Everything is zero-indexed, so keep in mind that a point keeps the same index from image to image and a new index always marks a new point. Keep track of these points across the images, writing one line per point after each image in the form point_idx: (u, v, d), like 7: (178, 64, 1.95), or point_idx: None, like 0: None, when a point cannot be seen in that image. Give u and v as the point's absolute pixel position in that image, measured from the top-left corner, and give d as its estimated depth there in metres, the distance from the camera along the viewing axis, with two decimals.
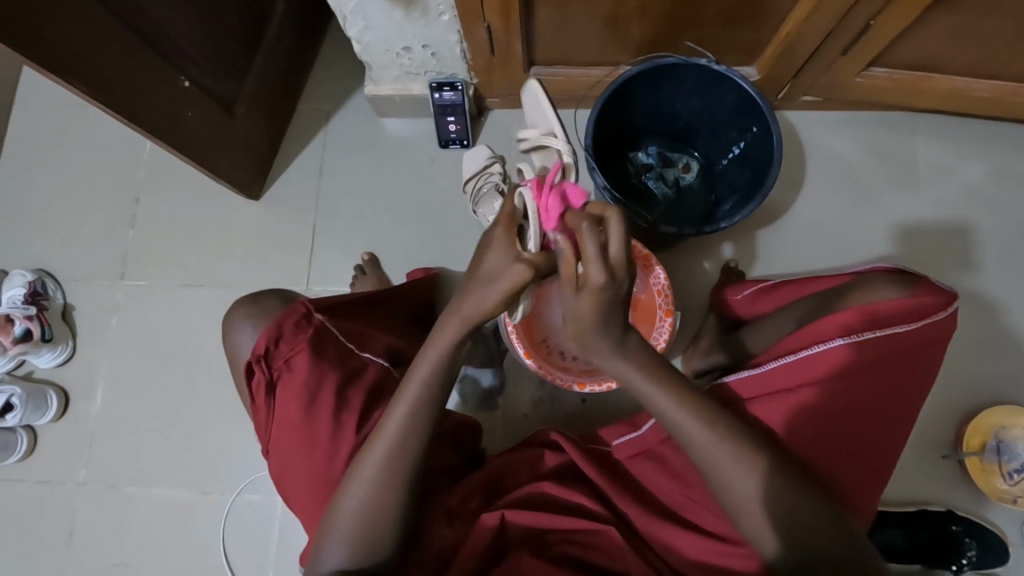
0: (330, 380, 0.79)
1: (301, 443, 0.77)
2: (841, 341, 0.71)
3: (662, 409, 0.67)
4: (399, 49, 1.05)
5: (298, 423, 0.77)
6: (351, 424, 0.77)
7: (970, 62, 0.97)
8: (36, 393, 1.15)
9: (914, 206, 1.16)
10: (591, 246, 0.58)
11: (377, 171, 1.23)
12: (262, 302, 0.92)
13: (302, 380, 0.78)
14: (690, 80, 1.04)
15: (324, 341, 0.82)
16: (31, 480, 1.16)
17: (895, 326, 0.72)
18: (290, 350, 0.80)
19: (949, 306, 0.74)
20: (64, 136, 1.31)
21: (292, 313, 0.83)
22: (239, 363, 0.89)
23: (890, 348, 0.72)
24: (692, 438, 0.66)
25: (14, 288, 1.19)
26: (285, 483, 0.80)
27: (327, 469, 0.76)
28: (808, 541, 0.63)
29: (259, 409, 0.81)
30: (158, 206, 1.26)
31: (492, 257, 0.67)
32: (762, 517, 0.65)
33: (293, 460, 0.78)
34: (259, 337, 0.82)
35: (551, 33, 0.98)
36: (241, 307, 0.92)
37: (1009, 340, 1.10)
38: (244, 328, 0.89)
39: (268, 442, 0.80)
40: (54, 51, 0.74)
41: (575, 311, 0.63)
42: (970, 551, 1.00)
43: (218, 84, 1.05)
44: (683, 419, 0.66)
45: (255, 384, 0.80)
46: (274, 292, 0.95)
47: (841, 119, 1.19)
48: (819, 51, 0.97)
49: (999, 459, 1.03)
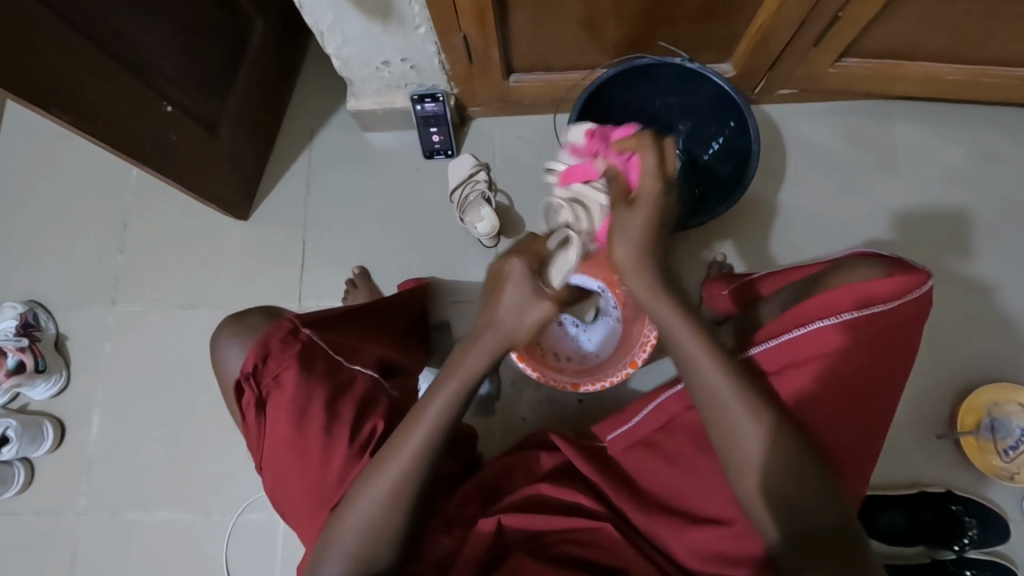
0: (319, 395, 0.79)
1: (293, 459, 0.77)
2: (824, 322, 0.72)
3: (699, 363, 0.69)
4: (379, 62, 1.06)
5: (288, 438, 0.78)
6: (343, 436, 0.77)
7: (939, 47, 0.99)
8: (32, 425, 1.15)
9: (896, 191, 1.17)
10: (649, 160, 0.70)
11: (364, 184, 1.24)
12: (246, 319, 0.92)
13: (292, 396, 0.78)
14: (667, 78, 1.07)
15: (313, 356, 0.82)
16: (30, 513, 1.15)
17: (874, 303, 0.73)
18: (278, 367, 0.81)
19: (926, 283, 0.74)
20: (50, 166, 1.31)
21: (280, 329, 0.84)
22: (228, 381, 0.90)
23: (872, 326, 0.72)
24: (710, 394, 0.68)
25: (5, 320, 1.19)
26: (280, 499, 0.80)
27: (320, 483, 0.76)
28: (803, 522, 0.63)
29: (250, 427, 0.82)
30: (147, 231, 1.26)
31: (515, 294, 0.68)
32: (760, 504, 0.66)
33: (287, 476, 0.78)
34: (248, 355, 0.83)
35: (528, 39, 1.00)
36: (227, 326, 0.92)
37: (998, 318, 1.12)
38: (231, 346, 0.89)
39: (262, 459, 0.81)
40: (36, 81, 0.75)
41: (627, 230, 0.71)
42: (972, 529, 1.01)
43: (201, 106, 1.06)
44: (708, 371, 0.68)
45: (245, 402, 0.81)
46: (259, 309, 0.95)
47: (819, 109, 1.21)
48: (791, 44, 0.99)
49: (994, 436, 1.03)
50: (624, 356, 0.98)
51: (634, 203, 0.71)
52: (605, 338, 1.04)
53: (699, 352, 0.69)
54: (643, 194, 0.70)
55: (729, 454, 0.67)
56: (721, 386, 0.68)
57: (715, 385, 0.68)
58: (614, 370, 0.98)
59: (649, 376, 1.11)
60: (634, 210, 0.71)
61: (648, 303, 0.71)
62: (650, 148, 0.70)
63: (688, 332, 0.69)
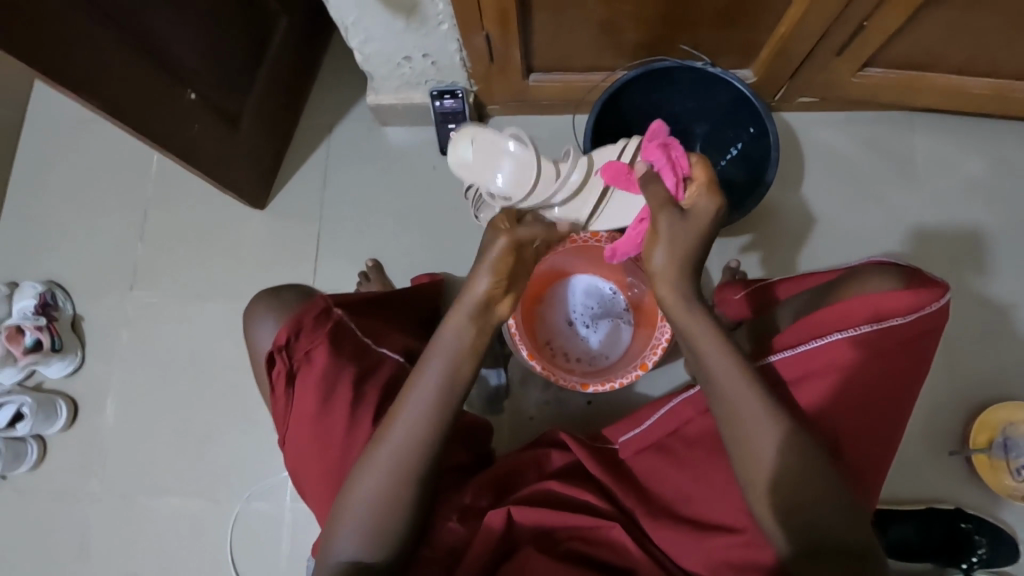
0: (348, 374, 0.80)
1: (318, 434, 0.78)
2: (839, 335, 0.72)
3: (729, 382, 0.67)
4: (400, 58, 1.07)
5: (314, 413, 0.78)
6: (368, 417, 0.78)
7: (964, 59, 0.98)
8: (46, 403, 1.17)
9: (914, 204, 1.16)
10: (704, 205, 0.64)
11: (380, 178, 1.25)
12: (280, 295, 0.93)
13: (321, 373, 0.79)
14: (685, 82, 1.07)
15: (342, 336, 0.84)
16: (41, 490, 1.17)
17: (890, 318, 0.72)
18: (310, 343, 0.82)
19: (943, 297, 0.73)
20: (74, 150, 1.33)
21: (313, 307, 0.85)
22: (259, 355, 0.91)
23: (886, 340, 0.72)
24: (734, 412, 0.67)
25: (25, 300, 1.21)
26: (299, 473, 0.81)
27: (342, 460, 0.77)
28: (815, 539, 0.63)
29: (277, 400, 0.83)
30: (166, 218, 1.28)
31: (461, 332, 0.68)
32: (770, 517, 0.65)
33: (310, 451, 0.79)
34: (281, 329, 0.84)
35: (549, 40, 1.00)
36: (262, 300, 0.93)
37: (1014, 337, 1.10)
38: (266, 322, 0.90)
39: (286, 432, 0.81)
40: (65, 66, 0.76)
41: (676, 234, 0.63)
42: (981, 547, 0.99)
43: (223, 95, 1.07)
44: (727, 380, 0.67)
45: (276, 373, 0.82)
46: (294, 287, 0.96)
47: (838, 119, 1.20)
48: (814, 52, 0.98)
49: (1006, 455, 1.02)
50: (634, 360, 0.99)
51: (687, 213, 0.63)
52: (614, 339, 1.05)
53: (725, 372, 0.67)
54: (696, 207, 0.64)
55: (743, 465, 0.67)
56: (739, 394, 0.67)
57: (744, 410, 0.66)
58: (624, 372, 0.97)
59: (658, 380, 1.10)
60: (688, 221, 0.63)
61: (680, 319, 0.67)
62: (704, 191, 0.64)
63: (717, 347, 0.67)
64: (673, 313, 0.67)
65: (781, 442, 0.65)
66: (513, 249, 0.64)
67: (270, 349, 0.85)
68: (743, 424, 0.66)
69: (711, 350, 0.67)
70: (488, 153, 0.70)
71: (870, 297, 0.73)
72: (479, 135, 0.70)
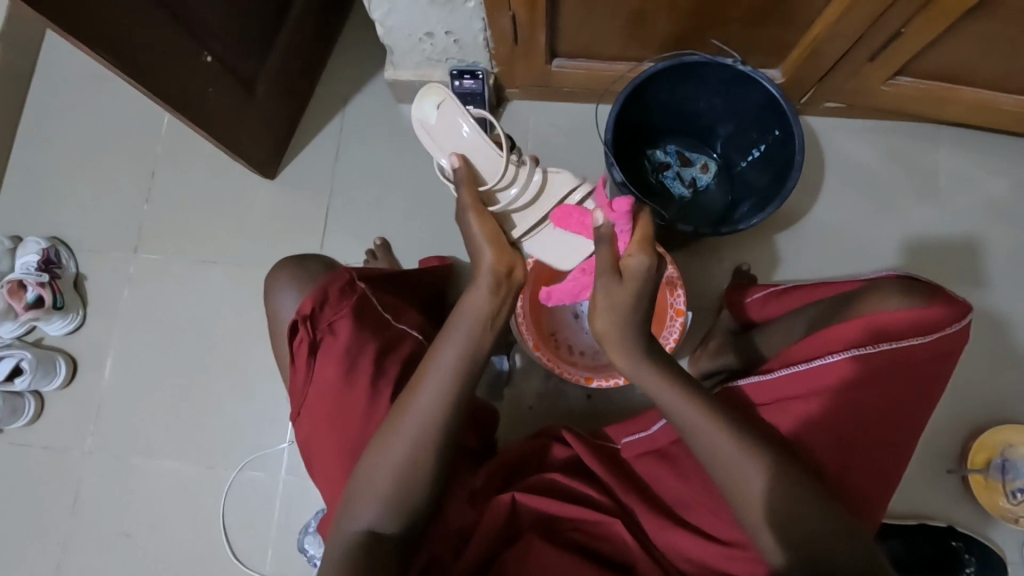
0: (369, 348, 0.80)
1: (337, 406, 0.77)
2: (840, 354, 0.71)
3: (701, 429, 0.66)
4: (422, 34, 1.04)
5: (335, 386, 0.78)
6: (389, 391, 0.78)
7: (999, 75, 0.96)
8: (46, 360, 1.16)
9: (932, 219, 1.15)
10: (636, 265, 0.64)
11: (393, 156, 1.23)
12: (306, 265, 0.93)
13: (345, 345, 0.79)
14: (714, 78, 1.03)
15: (366, 311, 0.84)
16: (37, 446, 1.17)
17: (906, 338, 0.71)
18: (334, 315, 0.81)
19: (963, 318, 0.73)
20: (83, 105, 1.31)
21: (337, 279, 0.85)
22: (280, 325, 0.90)
23: (902, 358, 0.71)
24: (713, 456, 0.66)
25: (28, 255, 1.20)
26: (313, 447, 0.79)
27: (362, 434, 0.76)
28: (820, 556, 0.62)
29: (296, 371, 0.81)
30: (174, 181, 1.26)
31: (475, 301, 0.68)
32: (770, 535, 0.64)
33: (327, 425, 0.78)
34: (304, 299, 0.83)
35: (577, 26, 0.97)
36: (286, 268, 0.92)
37: (1021, 360, 1.09)
38: (286, 293, 0.90)
39: (302, 405, 0.80)
40: (80, 18, 0.74)
41: (608, 296, 0.64)
42: (970, 566, 1.00)
43: (239, 60, 1.05)
44: (692, 423, 0.67)
45: (296, 344, 0.81)
46: (317, 257, 0.95)
47: (863, 127, 1.18)
48: (846, 56, 0.96)
49: (1003, 477, 1.02)
50: None
51: (622, 274, 0.64)
52: None
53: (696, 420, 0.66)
54: (632, 266, 0.64)
55: (737, 495, 0.66)
56: (709, 429, 0.66)
57: (726, 453, 0.66)
58: None
59: None
60: (622, 283, 0.64)
61: (632, 373, 0.68)
62: (638, 258, 0.64)
63: (673, 392, 0.67)
64: (625, 365, 0.68)
65: (766, 462, 0.65)
66: (485, 214, 0.69)
67: (292, 318, 0.83)
68: (745, 437, 0.66)
69: (667, 396, 0.67)
70: (447, 118, 0.71)
71: (866, 316, 0.73)
72: (444, 101, 0.71)
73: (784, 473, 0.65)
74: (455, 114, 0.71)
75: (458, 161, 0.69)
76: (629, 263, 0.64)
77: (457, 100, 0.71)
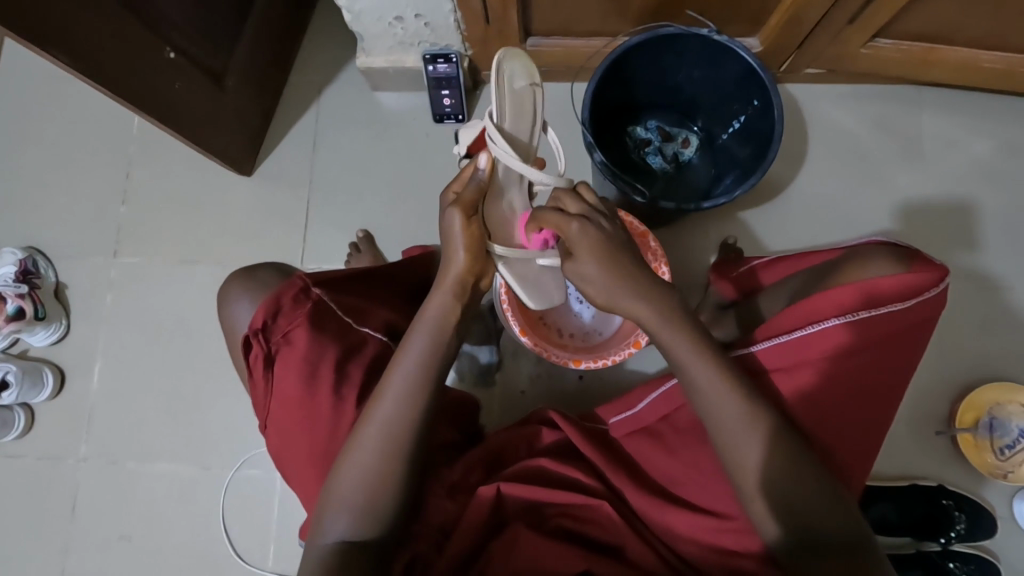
0: (329, 355, 0.79)
1: (301, 417, 0.77)
2: (835, 321, 0.70)
3: (707, 406, 0.67)
4: (392, 17, 1.02)
5: (296, 396, 0.78)
6: (351, 398, 0.78)
7: (977, 33, 0.95)
8: (32, 370, 1.15)
9: (915, 182, 1.14)
10: (552, 216, 0.68)
11: (371, 145, 1.21)
12: (257, 275, 0.91)
13: (302, 356, 0.78)
14: (692, 50, 1.01)
15: (323, 316, 0.82)
16: (31, 457, 1.17)
17: (887, 303, 0.71)
18: (288, 325, 0.80)
19: (943, 280, 0.72)
20: (49, 110, 1.27)
21: (291, 286, 0.83)
22: (235, 337, 0.88)
23: (884, 324, 0.71)
24: (718, 433, 0.66)
25: (5, 266, 1.17)
26: (284, 457, 0.80)
27: (326, 442, 0.77)
28: (814, 531, 0.62)
29: (256, 383, 0.81)
30: (149, 182, 1.24)
31: (435, 299, 0.71)
32: (768, 513, 0.64)
33: (291, 436, 0.78)
34: (257, 311, 0.82)
35: (551, 3, 0.95)
36: (237, 281, 0.90)
37: (1007, 318, 1.10)
38: (241, 304, 0.87)
39: (267, 417, 0.80)
40: (40, 22, 0.71)
41: (592, 276, 0.66)
42: (960, 523, 1.01)
43: (206, 55, 1.02)
44: (701, 392, 0.66)
45: (253, 357, 0.80)
46: (270, 267, 0.93)
47: (844, 93, 1.17)
48: (824, 20, 0.94)
49: (991, 435, 1.03)
50: (627, 336, 0.96)
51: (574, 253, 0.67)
52: (607, 316, 1.03)
53: (715, 405, 0.66)
54: (576, 242, 0.66)
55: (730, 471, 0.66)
56: (713, 405, 0.66)
57: (734, 437, 0.66)
58: (617, 348, 0.96)
59: (650, 358, 1.10)
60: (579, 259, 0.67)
61: (642, 327, 0.67)
62: (552, 215, 0.68)
63: (695, 356, 0.66)
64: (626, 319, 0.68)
65: (758, 440, 0.65)
66: (474, 219, 0.70)
67: (246, 332, 0.82)
68: (740, 414, 0.65)
69: (691, 363, 0.67)
70: (523, 97, 0.76)
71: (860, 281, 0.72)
72: (535, 85, 0.77)
73: (762, 452, 0.65)
74: (533, 98, 0.77)
75: (488, 159, 0.72)
76: (552, 220, 0.68)
77: (542, 96, 0.77)
